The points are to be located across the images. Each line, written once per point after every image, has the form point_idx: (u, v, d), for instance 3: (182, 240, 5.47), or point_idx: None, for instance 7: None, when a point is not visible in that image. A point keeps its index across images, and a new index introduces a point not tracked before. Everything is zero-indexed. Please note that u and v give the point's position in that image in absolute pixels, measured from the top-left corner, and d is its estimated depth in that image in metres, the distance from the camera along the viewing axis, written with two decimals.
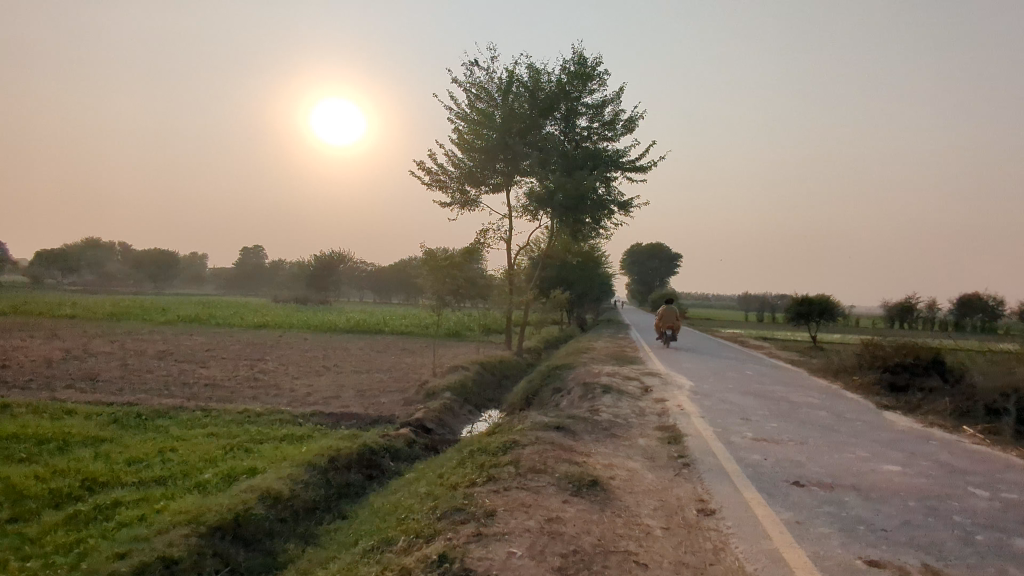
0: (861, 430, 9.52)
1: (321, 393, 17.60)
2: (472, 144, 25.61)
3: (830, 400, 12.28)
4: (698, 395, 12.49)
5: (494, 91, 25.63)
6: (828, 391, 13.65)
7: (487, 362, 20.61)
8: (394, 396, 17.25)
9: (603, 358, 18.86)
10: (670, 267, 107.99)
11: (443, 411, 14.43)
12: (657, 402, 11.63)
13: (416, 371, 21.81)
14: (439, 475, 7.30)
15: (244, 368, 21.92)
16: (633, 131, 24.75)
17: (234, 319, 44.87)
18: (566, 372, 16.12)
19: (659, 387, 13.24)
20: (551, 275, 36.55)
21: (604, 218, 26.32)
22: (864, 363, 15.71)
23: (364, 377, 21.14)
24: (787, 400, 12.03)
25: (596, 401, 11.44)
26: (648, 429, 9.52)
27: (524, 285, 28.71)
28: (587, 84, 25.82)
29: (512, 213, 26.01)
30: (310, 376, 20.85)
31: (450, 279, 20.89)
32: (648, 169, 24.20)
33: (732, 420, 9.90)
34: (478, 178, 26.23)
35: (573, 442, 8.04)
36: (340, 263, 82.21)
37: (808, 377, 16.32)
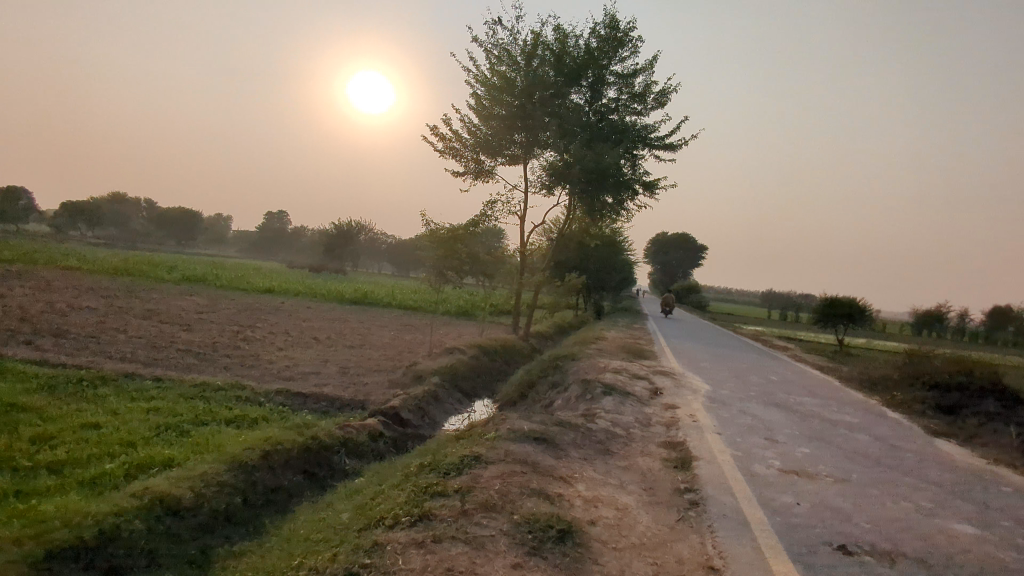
0: (916, 465, 7.70)
1: (300, 369, 16.12)
2: (490, 111, 23.80)
3: (871, 420, 10.43)
4: (715, 403, 10.72)
5: (517, 54, 23.70)
6: (866, 408, 11.79)
7: (487, 346, 19.01)
8: (379, 378, 15.72)
9: (612, 350, 17.11)
10: (694, 258, 105.29)
11: (425, 399, 12.89)
12: (666, 410, 9.90)
13: (410, 350, 20.31)
14: (374, 495, 5.71)
15: (230, 334, 20.56)
16: (665, 105, 22.70)
17: (241, 283, 43.82)
18: (568, 364, 14.44)
19: (671, 391, 11.48)
20: (568, 258, 34.74)
21: (627, 199, 24.39)
22: (907, 378, 13.77)
23: (355, 353, 19.66)
24: (820, 417, 10.25)
25: (595, 404, 9.73)
26: (651, 446, 7.79)
27: (537, 265, 26.93)
28: (618, 52, 23.79)
29: (528, 187, 24.17)
30: (297, 348, 19.45)
31: (453, 253, 19.25)
32: (678, 148, 22.21)
33: (755, 441, 8.15)
34: (495, 148, 24.39)
35: (554, 461, 6.37)
36: (358, 233, 80.94)
37: (840, 389, 14.43)
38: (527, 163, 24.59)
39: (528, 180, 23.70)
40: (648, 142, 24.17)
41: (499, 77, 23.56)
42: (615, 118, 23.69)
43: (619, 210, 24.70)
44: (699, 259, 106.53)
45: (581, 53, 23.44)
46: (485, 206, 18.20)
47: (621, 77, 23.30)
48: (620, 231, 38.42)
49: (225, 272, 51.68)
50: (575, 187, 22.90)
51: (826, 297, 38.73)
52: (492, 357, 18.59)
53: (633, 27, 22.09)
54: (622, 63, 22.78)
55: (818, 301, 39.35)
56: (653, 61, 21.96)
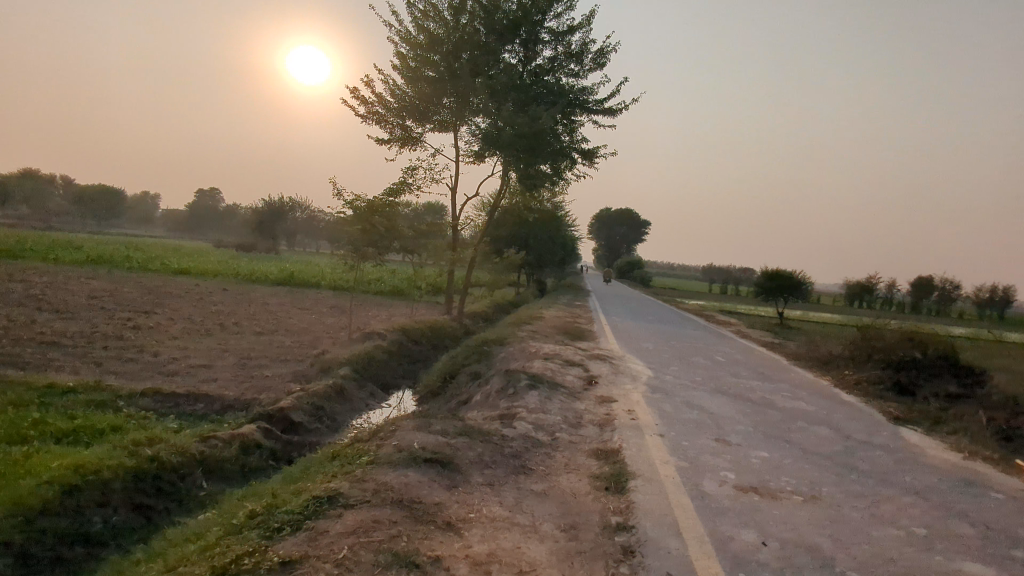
0: (890, 468, 6.44)
1: (190, 363, 14.00)
2: (416, 71, 21.73)
3: (828, 407, 9.25)
4: (657, 393, 9.31)
5: (444, 9, 21.59)
6: (820, 392, 10.67)
7: (411, 329, 17.26)
8: (283, 370, 13.79)
9: (547, 332, 15.63)
10: (637, 234, 105.52)
11: (328, 394, 11.11)
12: (599, 405, 8.42)
13: (327, 336, 18.35)
14: (174, 564, 3.97)
15: (118, 323, 18.08)
16: (604, 65, 21.15)
17: (155, 263, 40.33)
18: (495, 350, 12.86)
19: (606, 379, 10.04)
20: (507, 233, 33.12)
21: (565, 168, 22.83)
22: (859, 355, 12.77)
23: (264, 341, 17.57)
24: (773, 406, 8.99)
25: (517, 400, 8.16)
26: (578, 457, 6.27)
27: (470, 241, 25.17)
28: (552, 6, 22.03)
29: (459, 155, 22.28)
30: (194, 337, 17.20)
31: (372, 227, 17.31)
32: (618, 112, 20.73)
33: (703, 445, 6.74)
34: (422, 113, 22.33)
35: (445, 494, 4.75)
36: (290, 210, 77.04)
37: (788, 368, 13.38)
38: (457, 130, 22.58)
39: (458, 148, 21.82)
40: (587, 106, 22.62)
41: (425, 34, 21.50)
42: (551, 80, 21.98)
43: (556, 180, 23.12)
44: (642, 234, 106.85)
45: (514, 8, 21.59)
46: (404, 173, 16.28)
47: (557, 34, 21.59)
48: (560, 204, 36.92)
49: (140, 253, 47.77)
50: (510, 156, 21.19)
51: (767, 271, 38.49)
52: (416, 342, 16.85)
53: None
54: (557, 19, 21.07)
55: (759, 275, 39.09)
56: (590, 17, 20.34)
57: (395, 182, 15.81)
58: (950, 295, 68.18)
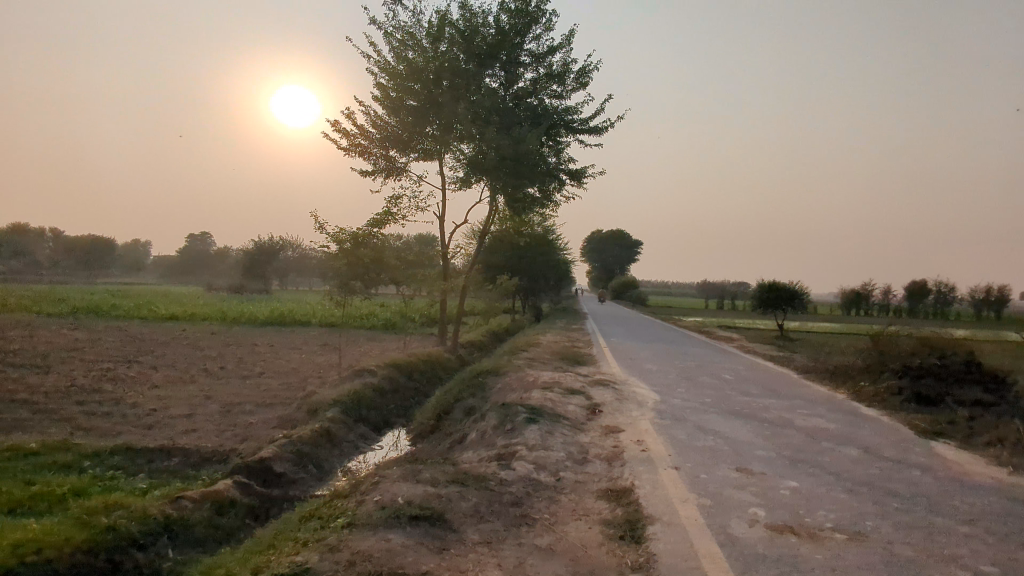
0: (934, 491, 5.77)
1: (170, 413, 13.24)
2: (397, 101, 21.37)
3: (851, 424, 8.59)
4: (666, 419, 8.64)
5: (422, 37, 21.30)
6: (838, 406, 10.02)
7: (404, 364, 16.56)
8: (268, 416, 13.04)
9: (545, 358, 14.97)
10: (630, 254, 105.37)
11: (314, 439, 10.39)
12: (605, 436, 7.73)
13: (317, 376, 17.61)
14: None
15: (97, 375, 17.29)
16: (586, 84, 20.84)
17: (142, 310, 39.52)
18: (491, 381, 12.18)
19: (611, 407, 9.36)
20: (499, 260, 32.58)
21: (554, 190, 22.38)
22: (873, 365, 12.15)
23: (250, 385, 16.82)
24: (792, 426, 8.33)
25: (515, 437, 7.48)
26: (586, 500, 5.58)
27: (462, 269, 24.60)
28: (530, 29, 21.79)
29: (445, 183, 21.83)
30: (177, 386, 16.42)
31: (357, 260, 16.71)
32: (604, 130, 20.34)
33: (723, 476, 6.07)
34: (406, 142, 21.89)
35: (434, 560, 4.07)
36: (280, 250, 76.45)
37: (800, 383, 12.73)
38: (442, 158, 22.15)
39: (444, 176, 21.37)
40: (572, 126, 22.26)
41: (404, 63, 21.17)
42: (534, 102, 21.63)
43: (545, 203, 22.68)
44: (635, 254, 106.64)
45: (492, 32, 21.35)
46: (388, 203, 15.71)
47: (537, 56, 21.29)
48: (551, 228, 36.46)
49: (127, 300, 46.94)
50: (497, 181, 20.73)
51: (763, 283, 38.03)
52: (410, 377, 16.14)
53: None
54: (536, 41, 20.79)
55: (756, 288, 38.62)
56: (570, 36, 20.07)
57: (379, 212, 15.21)
58: (946, 297, 67.95)
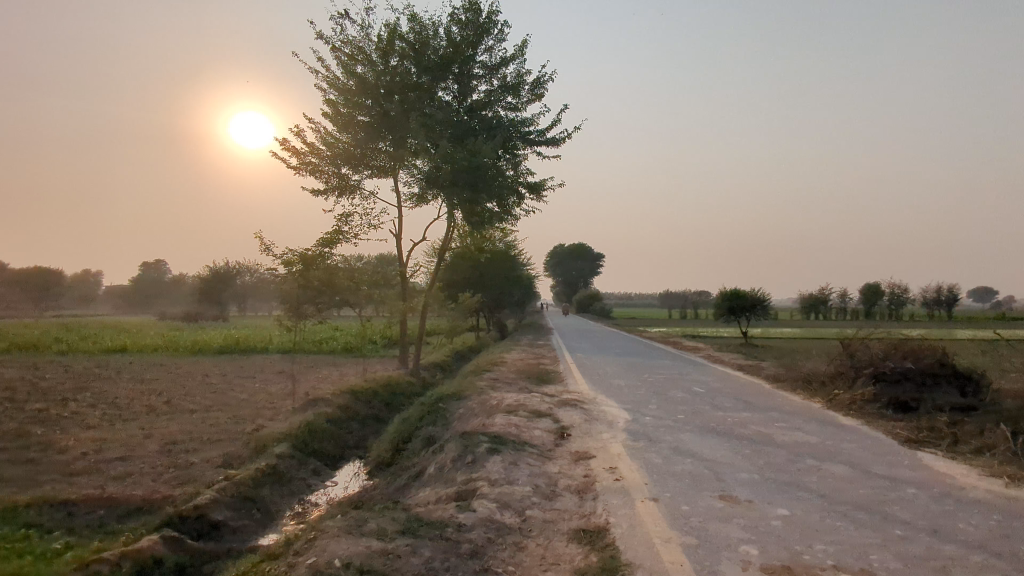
0: (935, 513, 5.27)
1: (102, 457, 12.12)
2: (348, 117, 20.60)
3: (832, 436, 8.13)
4: (639, 441, 8.04)
5: (372, 51, 20.61)
6: (815, 417, 9.60)
7: (361, 391, 15.68)
8: (212, 454, 12.04)
9: (509, 378, 14.31)
10: (592, 267, 105.79)
11: (259, 480, 9.49)
12: (575, 464, 7.09)
13: (269, 407, 16.57)
14: None
15: (25, 417, 15.91)
16: (542, 95, 20.46)
17: (87, 343, 37.56)
18: (452, 406, 11.44)
19: (579, 429, 8.71)
20: (461, 277, 31.90)
21: (513, 204, 21.85)
22: (846, 371, 11.83)
23: (196, 420, 15.70)
24: (772, 443, 7.81)
25: (477, 471, 6.76)
26: (556, 545, 4.91)
27: (421, 287, 23.82)
28: (482, 40, 21.37)
29: (401, 200, 21.12)
30: (114, 425, 15.21)
31: (308, 283, 15.82)
32: (562, 142, 19.94)
33: (707, 507, 5.46)
34: (359, 160, 21.01)
35: None
36: (236, 275, 74.32)
37: (772, 393, 12.32)
38: (397, 175, 21.36)
39: (400, 193, 20.66)
40: (529, 138, 21.81)
41: (354, 78, 20.45)
42: (489, 114, 21.11)
43: (504, 217, 22.13)
44: (598, 267, 107.17)
45: (443, 44, 20.85)
46: (338, 221, 14.93)
47: (490, 68, 20.85)
48: (512, 243, 35.93)
49: (71, 332, 44.69)
50: (454, 196, 20.11)
51: (725, 291, 38.18)
52: (368, 404, 15.28)
53: (496, 10, 19.76)
54: (488, 52, 20.34)
55: (718, 296, 38.75)
56: (522, 47, 19.68)
57: (328, 231, 14.42)
58: (899, 298, 69.87)
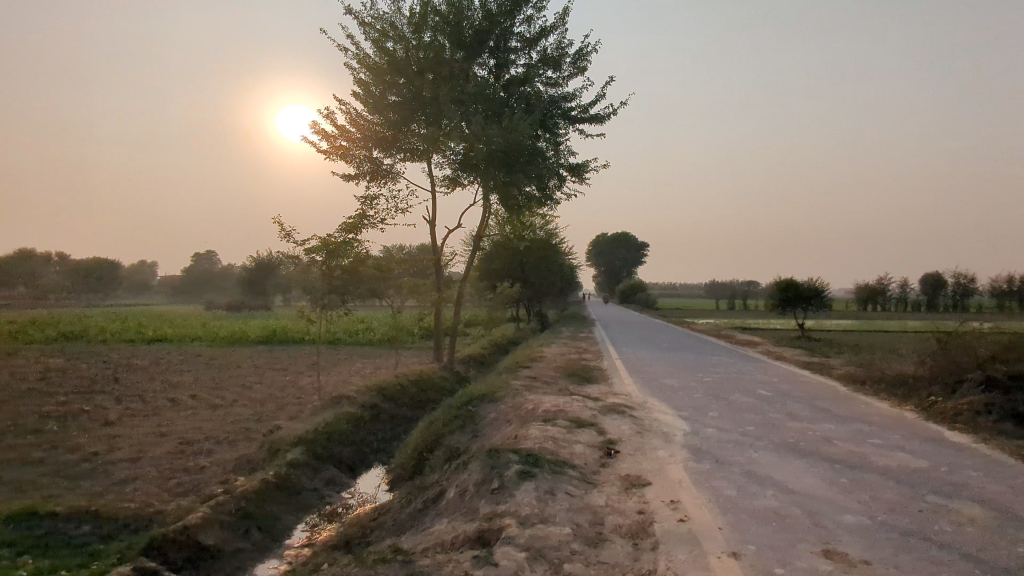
0: None
1: (111, 458, 11.28)
2: (379, 98, 19.43)
3: (949, 461, 6.54)
4: (704, 462, 6.62)
5: (403, 26, 19.34)
6: (916, 433, 7.98)
7: (390, 388, 14.60)
8: (225, 457, 11.06)
9: (548, 377, 12.99)
10: (636, 256, 103.35)
11: (264, 493, 8.42)
12: (626, 493, 5.72)
13: (294, 404, 15.63)
14: None
15: (46, 411, 15.31)
16: (584, 69, 18.94)
17: (127, 333, 37.61)
18: (483, 411, 10.15)
19: (630, 445, 7.31)
20: (500, 267, 30.64)
21: (553, 187, 20.42)
22: (944, 376, 10.11)
23: (218, 416, 14.87)
24: (872, 468, 6.30)
25: (503, 504, 5.43)
26: None
27: (457, 277, 22.62)
28: (520, 11, 19.92)
29: (434, 184, 19.91)
30: (133, 421, 14.46)
31: (333, 273, 14.77)
32: (606, 118, 18.38)
33: (812, 570, 4.03)
34: (391, 142, 19.85)
35: None
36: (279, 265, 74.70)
37: (854, 399, 10.64)
38: (430, 158, 20.14)
39: (433, 177, 19.47)
40: (571, 116, 20.32)
41: (386, 56, 19.24)
42: (528, 90, 19.68)
43: (544, 202, 20.73)
44: (642, 256, 104.64)
45: (479, 16, 19.49)
46: (362, 205, 13.80)
47: (529, 41, 19.42)
48: (553, 232, 34.43)
49: (115, 322, 45.00)
50: (490, 178, 18.81)
51: (780, 282, 35.98)
52: (396, 403, 14.18)
53: None
54: (527, 23, 18.91)
55: (771, 287, 36.59)
56: (564, 16, 18.17)
57: (351, 215, 13.31)
58: (966, 288, 65.91)
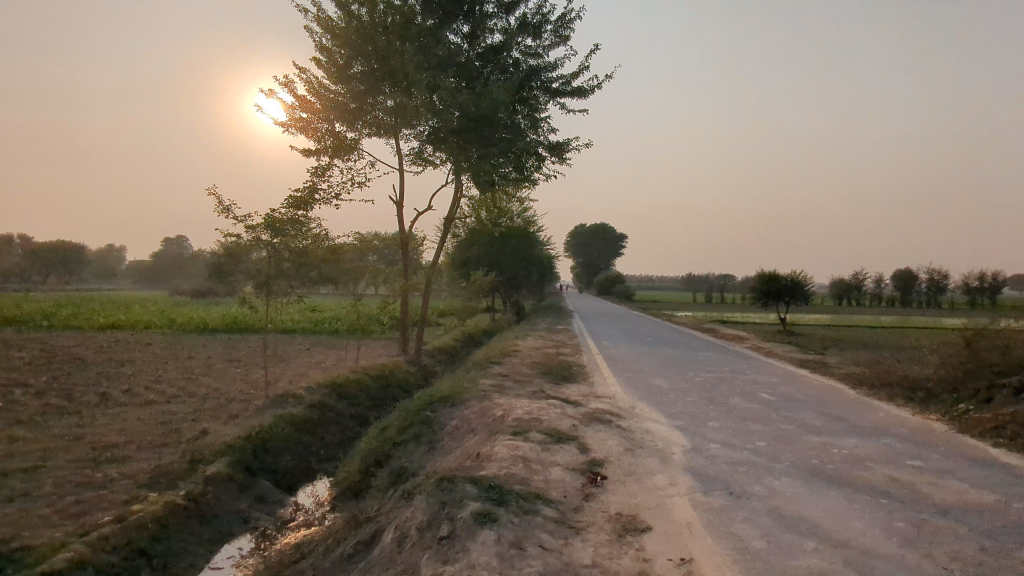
0: None
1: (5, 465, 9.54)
2: (342, 66, 17.67)
3: (1019, 495, 5.23)
4: (716, 493, 5.21)
5: None
6: (960, 452, 6.68)
7: (345, 385, 13.01)
8: (141, 467, 9.41)
9: (521, 375, 11.52)
10: (614, 248, 102.40)
11: (169, 519, 6.83)
12: (620, 544, 4.27)
13: (238, 401, 13.92)
14: None
15: None
16: (567, 38, 17.36)
17: (77, 319, 35.17)
18: (442, 417, 8.63)
19: (620, 467, 5.89)
20: (474, 254, 29.04)
21: (531, 167, 18.81)
22: (981, 386, 8.82)
23: (150, 415, 13.12)
24: (929, 506, 4.94)
25: (453, 564, 3.92)
26: None
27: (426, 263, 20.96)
28: None
29: (401, 162, 18.22)
30: (49, 420, 12.63)
31: (281, 256, 13.06)
32: (590, 92, 16.82)
33: None
34: (355, 115, 18.09)
35: None
36: None
37: (869, 406, 9.35)
38: (397, 134, 18.45)
39: (400, 153, 17.78)
40: (551, 90, 18.72)
41: (350, 18, 17.42)
42: (506, 60, 18.03)
43: (520, 184, 19.12)
44: (620, 248, 103.58)
45: None
46: (312, 177, 12.12)
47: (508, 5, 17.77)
48: (530, 219, 32.98)
49: (66, 307, 42.35)
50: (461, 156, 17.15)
51: (762, 275, 34.87)
52: (350, 402, 12.59)
53: None
54: None
55: (753, 279, 35.47)
56: None
57: (298, 188, 11.63)
58: (940, 284, 65.96)
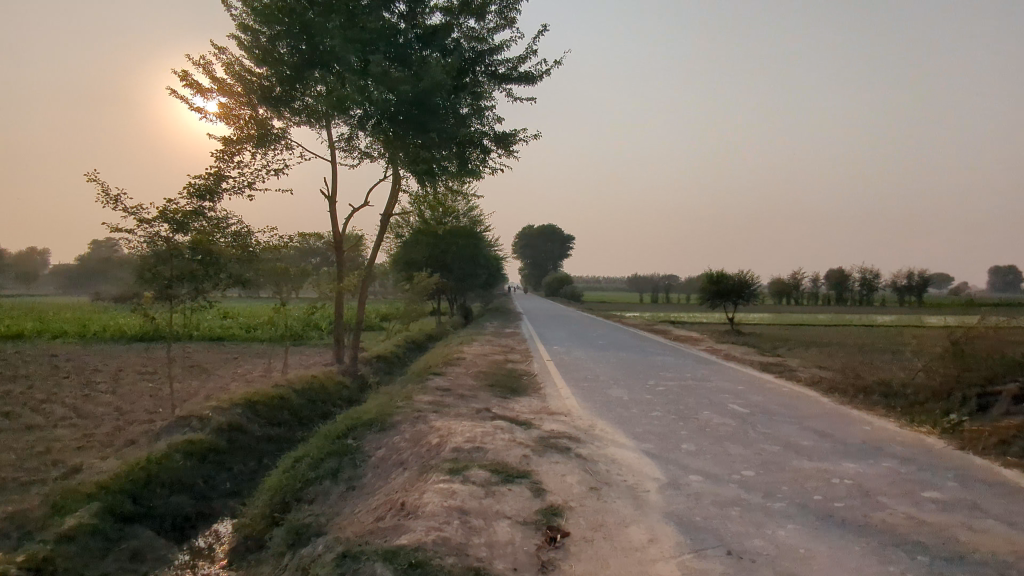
0: None
1: None
2: (265, 47, 15.84)
3: None
4: (708, 554, 4.00)
5: None
6: (975, 478, 5.69)
7: (263, 402, 11.36)
8: None
9: (464, 388, 10.19)
10: (562, 250, 102.14)
11: None
12: None
13: (138, 424, 12.06)
14: None
15: None
16: (513, 20, 16.12)
17: None
18: (367, 446, 7.19)
19: (584, 516, 4.63)
20: (418, 255, 27.49)
21: (475, 159, 17.47)
22: (973, 398, 7.96)
23: (27, 441, 11.13)
24: (978, 565, 3.86)
25: None
26: None
27: (363, 263, 19.31)
28: None
29: (334, 152, 16.58)
30: None
31: (186, 258, 11.31)
32: (537, 78, 15.60)
33: None
34: (281, 100, 16.33)
35: None
36: None
37: (851, 418, 8.40)
38: (329, 124, 16.76)
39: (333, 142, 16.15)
40: (496, 76, 17.44)
41: None
42: (446, 42, 16.66)
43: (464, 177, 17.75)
44: (568, 249, 103.35)
45: None
46: (221, 162, 10.55)
47: None
48: (478, 219, 31.72)
49: None
50: (398, 145, 15.63)
51: (710, 274, 34.49)
52: (268, 422, 10.97)
53: None
54: None
55: (700, 279, 35.08)
56: None
57: (201, 175, 10.03)
58: (872, 283, 68.10)
